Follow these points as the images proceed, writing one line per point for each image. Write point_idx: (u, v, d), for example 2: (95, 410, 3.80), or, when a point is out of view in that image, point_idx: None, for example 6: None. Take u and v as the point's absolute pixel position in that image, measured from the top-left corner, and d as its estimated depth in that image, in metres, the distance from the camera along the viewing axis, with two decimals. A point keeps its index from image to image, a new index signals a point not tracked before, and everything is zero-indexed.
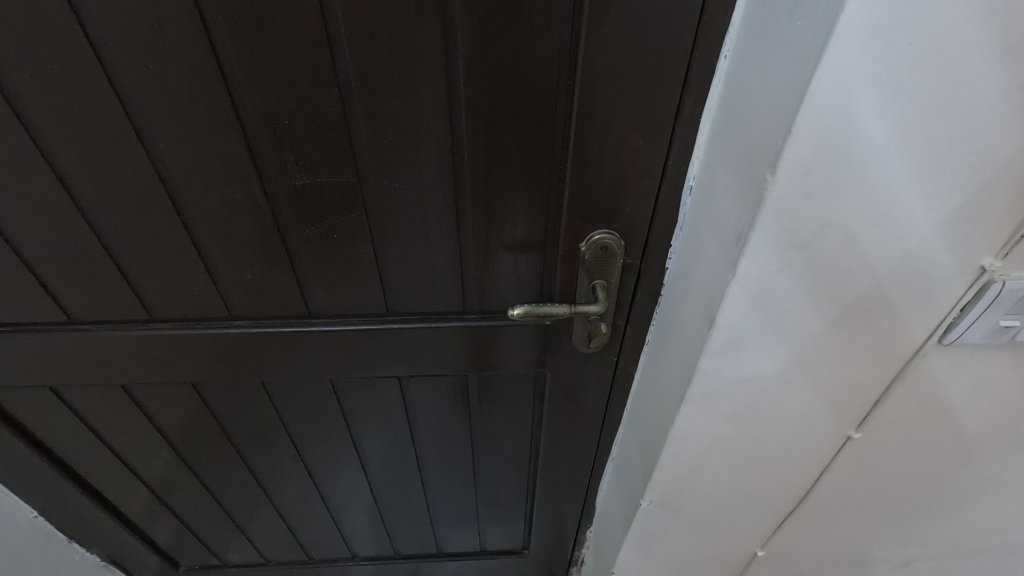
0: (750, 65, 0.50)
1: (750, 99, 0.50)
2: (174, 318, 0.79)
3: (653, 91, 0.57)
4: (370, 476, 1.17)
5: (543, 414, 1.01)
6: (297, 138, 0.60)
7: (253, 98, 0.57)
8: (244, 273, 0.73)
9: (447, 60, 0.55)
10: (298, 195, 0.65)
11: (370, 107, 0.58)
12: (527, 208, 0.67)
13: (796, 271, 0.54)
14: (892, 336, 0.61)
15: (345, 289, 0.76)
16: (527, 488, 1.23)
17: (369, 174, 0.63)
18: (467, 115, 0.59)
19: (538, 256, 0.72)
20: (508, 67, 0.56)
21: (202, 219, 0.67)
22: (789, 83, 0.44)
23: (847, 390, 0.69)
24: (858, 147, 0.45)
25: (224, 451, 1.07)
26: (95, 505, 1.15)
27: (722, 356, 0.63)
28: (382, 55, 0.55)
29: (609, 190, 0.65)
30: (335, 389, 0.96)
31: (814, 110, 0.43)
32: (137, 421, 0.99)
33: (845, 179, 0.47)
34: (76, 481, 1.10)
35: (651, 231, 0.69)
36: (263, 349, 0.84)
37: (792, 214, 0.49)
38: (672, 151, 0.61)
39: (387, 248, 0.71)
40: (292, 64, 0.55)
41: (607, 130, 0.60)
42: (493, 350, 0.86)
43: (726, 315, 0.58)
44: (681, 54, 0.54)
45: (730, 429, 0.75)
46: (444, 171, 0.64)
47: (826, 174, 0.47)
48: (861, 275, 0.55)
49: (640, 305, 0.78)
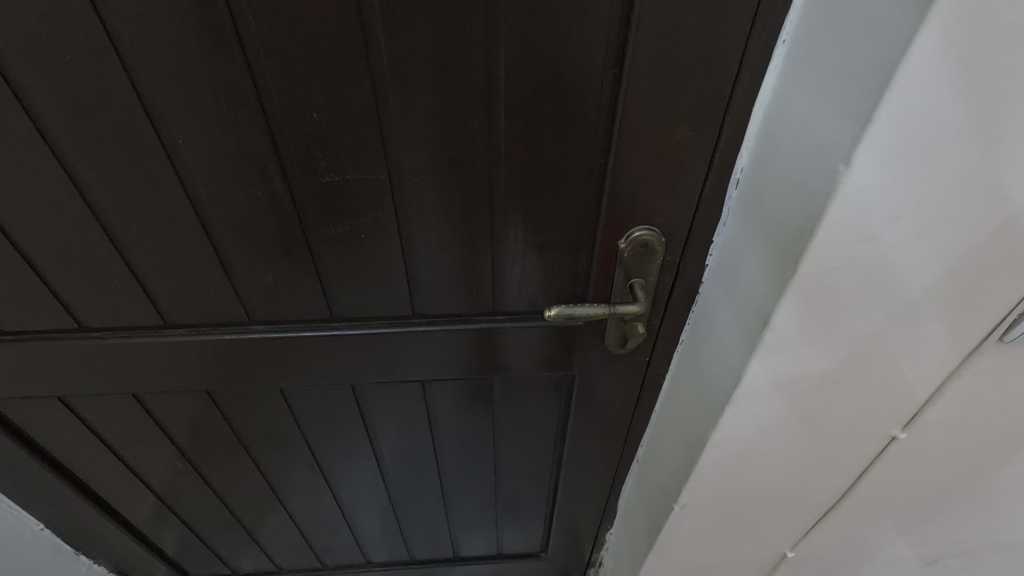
0: (814, 49, 0.47)
1: (816, 85, 0.47)
2: (189, 323, 0.75)
3: (703, 79, 0.54)
4: (388, 481, 1.14)
5: (569, 416, 0.98)
6: (324, 132, 0.57)
7: (279, 91, 0.54)
8: (264, 276, 0.70)
9: (487, 48, 0.52)
10: (325, 193, 0.62)
11: (403, 98, 0.55)
12: (564, 204, 0.64)
13: (860, 268, 0.51)
14: (949, 333, 0.59)
15: (370, 291, 0.73)
16: (547, 492, 1.21)
17: (400, 169, 0.60)
18: (506, 105, 0.56)
19: (573, 254, 0.69)
20: (551, 56, 0.53)
21: (220, 220, 0.64)
22: (868, 68, 0.41)
23: (896, 389, 0.66)
24: (942, 135, 0.42)
25: (238, 458, 1.04)
26: (103, 516, 1.12)
27: (773, 357, 0.60)
28: (418, 43, 0.51)
29: (651, 184, 0.62)
30: (355, 393, 0.93)
31: (898, 96, 0.40)
32: (148, 429, 0.95)
33: (924, 170, 0.44)
34: (83, 492, 1.06)
35: (693, 227, 0.66)
36: (282, 354, 0.80)
37: (863, 207, 0.46)
38: (719, 143, 0.58)
39: (416, 248, 0.68)
40: (323, 54, 0.52)
41: (654, 120, 0.56)
42: (521, 352, 0.83)
43: (782, 315, 0.55)
44: (736, 39, 0.51)
45: (772, 432, 0.72)
46: (479, 166, 0.60)
47: (904, 165, 0.43)
48: (928, 271, 0.52)
49: (676, 304, 0.75)
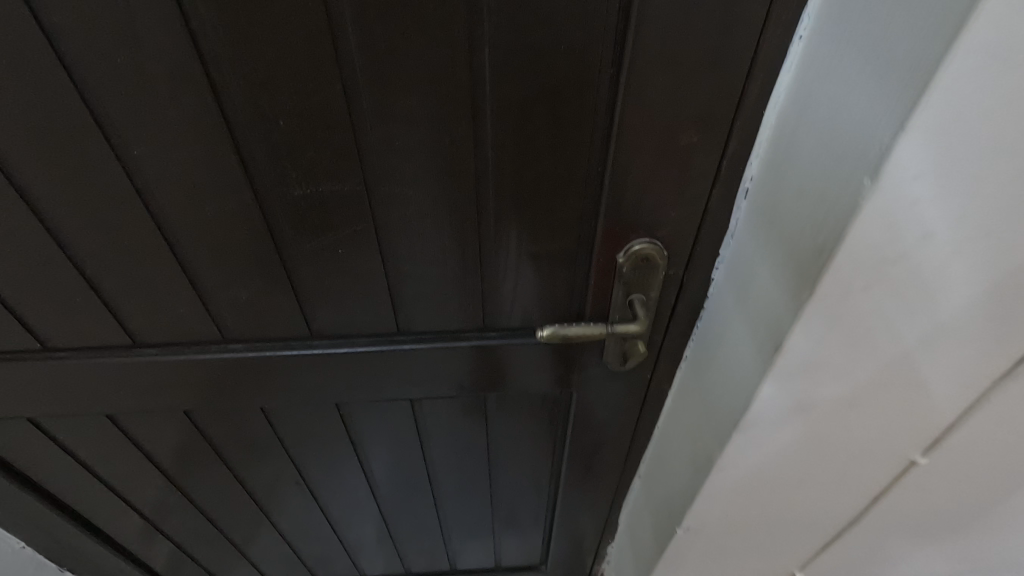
0: (837, 44, 0.42)
1: (838, 86, 0.42)
2: (160, 342, 0.70)
3: (711, 80, 0.48)
4: (380, 497, 1.10)
5: (566, 432, 0.94)
6: (292, 140, 0.52)
7: (242, 96, 0.49)
8: (238, 292, 0.65)
9: (469, 46, 0.47)
10: (297, 206, 0.57)
11: (378, 103, 0.50)
12: (558, 215, 0.59)
13: (884, 290, 0.46)
14: (980, 355, 0.54)
15: (351, 308, 0.68)
16: (545, 506, 1.16)
17: (377, 180, 0.55)
18: (492, 110, 0.51)
19: (568, 268, 0.64)
20: (541, 55, 0.47)
21: (186, 235, 0.59)
22: (901, 68, 0.35)
23: (919, 412, 0.61)
24: (989, 144, 0.36)
25: (222, 475, 1.00)
26: (85, 535, 1.08)
27: (784, 382, 0.55)
28: (393, 42, 0.46)
29: (653, 195, 0.56)
30: (341, 411, 0.88)
31: (935, 104, 0.34)
32: (126, 449, 0.91)
33: (965, 182, 0.38)
34: (63, 512, 1.02)
35: (699, 238, 0.61)
36: (261, 373, 0.76)
37: (893, 224, 0.41)
38: (728, 150, 0.53)
39: (398, 262, 0.63)
40: (288, 55, 0.47)
41: (655, 126, 0.51)
42: (516, 367, 0.78)
43: (795, 339, 0.50)
44: (748, 34, 0.46)
45: (784, 455, 0.67)
46: (464, 175, 0.55)
47: (942, 177, 0.38)
48: (957, 294, 0.47)
49: (680, 319, 0.70)
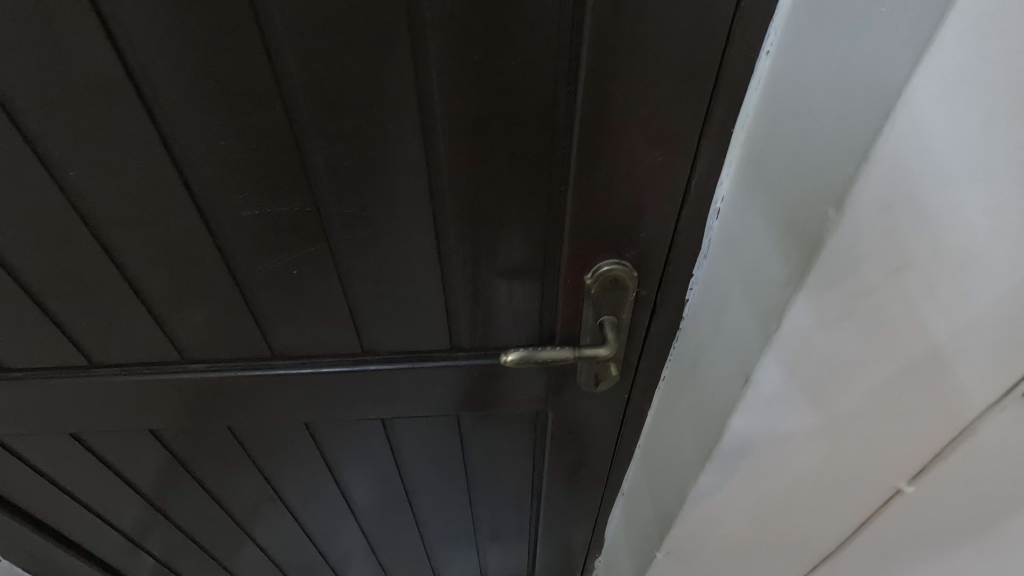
0: (803, 63, 0.38)
1: (804, 109, 0.38)
2: (119, 362, 0.68)
3: (675, 99, 0.45)
4: (359, 514, 1.07)
5: (546, 453, 0.90)
6: (235, 163, 0.49)
7: (178, 117, 0.46)
8: (193, 314, 0.63)
9: (414, 64, 0.44)
10: (247, 228, 0.54)
11: (323, 124, 0.47)
12: (521, 235, 0.56)
13: (857, 324, 0.43)
14: (964, 387, 0.51)
15: (312, 329, 0.66)
16: (529, 525, 1.13)
17: (328, 201, 0.52)
18: (444, 130, 0.48)
19: (536, 287, 0.62)
20: (489, 73, 0.44)
21: (134, 257, 0.56)
22: (866, 94, 0.32)
23: (903, 443, 0.58)
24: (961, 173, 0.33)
25: (196, 494, 0.97)
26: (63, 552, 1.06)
27: (757, 414, 0.52)
28: (332, 60, 0.43)
29: (619, 215, 0.54)
30: (310, 432, 0.85)
31: (901, 134, 0.31)
32: (95, 468, 0.89)
33: (939, 212, 0.35)
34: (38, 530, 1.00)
35: (670, 260, 0.58)
36: (225, 393, 0.74)
37: (862, 257, 0.38)
38: (696, 171, 0.50)
39: (358, 284, 0.61)
40: (222, 74, 0.44)
41: (618, 145, 0.48)
42: (488, 387, 0.76)
43: (765, 372, 0.47)
44: (711, 51, 0.43)
45: (764, 484, 0.64)
46: (420, 196, 0.53)
47: (909, 208, 0.35)
48: (935, 327, 0.44)
49: (655, 340, 0.67)
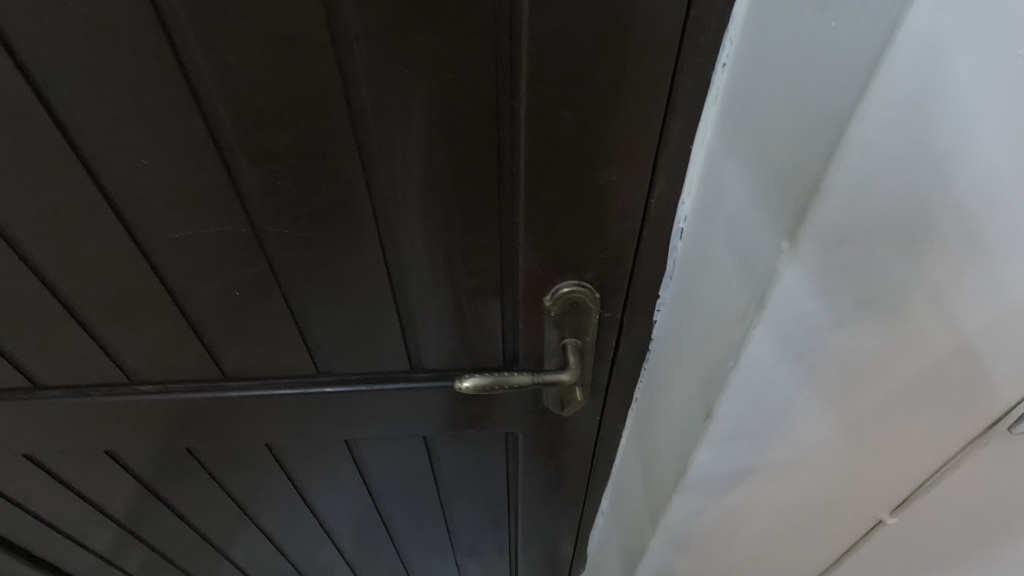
0: (755, 79, 0.35)
1: (757, 129, 0.35)
2: (65, 384, 0.65)
3: (627, 113, 0.42)
4: (332, 536, 1.04)
5: (520, 474, 0.86)
6: (161, 182, 0.46)
7: (95, 135, 0.43)
8: (136, 336, 0.60)
9: (343, 77, 0.41)
10: (181, 249, 0.51)
11: (250, 141, 0.44)
12: (474, 255, 0.53)
13: (822, 360, 0.39)
14: (941, 420, 0.48)
15: (263, 351, 0.62)
16: (509, 544, 1.09)
17: (266, 221, 0.49)
18: (382, 147, 0.45)
19: (495, 309, 0.59)
20: (424, 87, 0.41)
21: (66, 279, 0.53)
22: (816, 117, 0.29)
23: (883, 475, 0.55)
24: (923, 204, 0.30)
25: (161, 521, 0.93)
26: None
27: (722, 448, 0.49)
28: (253, 75, 0.40)
29: (576, 237, 0.50)
30: (274, 453, 0.82)
31: (853, 161, 0.28)
32: (50, 496, 0.85)
33: (902, 245, 0.32)
34: None
35: (634, 281, 0.54)
36: (178, 415, 0.71)
37: (820, 291, 0.34)
38: (655, 188, 0.47)
39: (306, 305, 0.57)
40: (135, 89, 0.41)
41: (569, 162, 0.45)
42: (454, 409, 0.72)
43: (727, 407, 0.44)
44: (662, 63, 0.39)
45: (738, 517, 0.61)
46: (362, 217, 0.49)
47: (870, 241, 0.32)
48: (908, 361, 0.40)
49: (623, 362, 0.64)
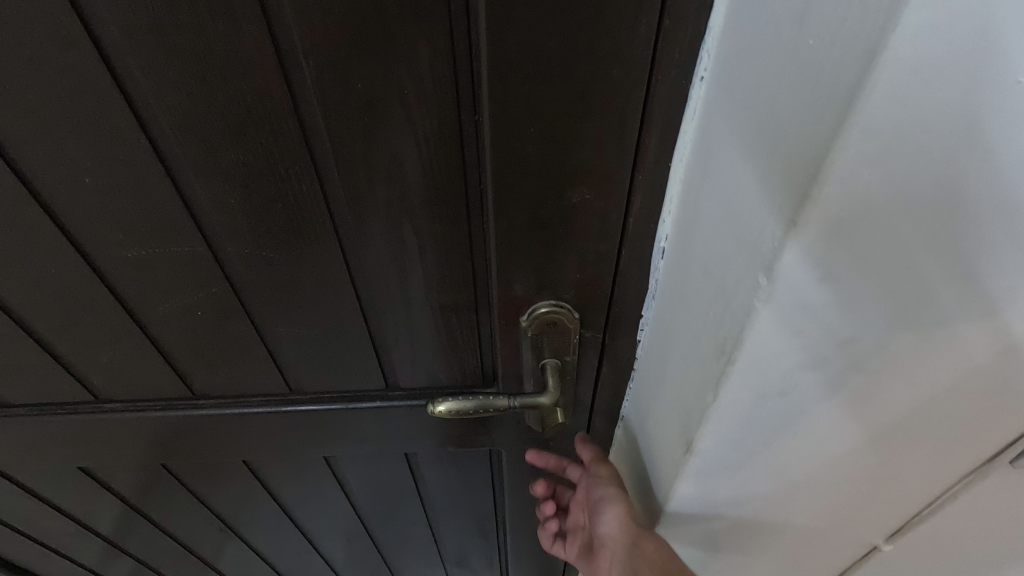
0: (731, 97, 0.32)
1: (734, 150, 0.32)
2: (30, 402, 0.63)
3: (598, 130, 0.39)
4: (318, 550, 1.02)
5: (506, 490, 0.84)
6: (109, 201, 0.44)
7: (33, 153, 0.41)
8: (98, 355, 0.57)
9: (292, 92, 0.38)
10: (137, 268, 0.49)
11: (199, 159, 0.41)
12: (445, 273, 0.50)
13: (808, 395, 0.37)
14: (938, 453, 0.45)
15: (231, 370, 0.60)
16: (499, 556, 1.07)
17: (222, 240, 0.47)
18: (340, 165, 0.42)
19: (470, 327, 0.56)
20: (381, 103, 0.38)
21: (19, 298, 0.51)
22: (793, 145, 0.26)
23: (874, 504, 0.52)
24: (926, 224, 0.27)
25: (141, 535, 0.91)
26: None
27: (706, 481, 0.46)
28: (196, 90, 0.37)
29: (550, 257, 0.47)
30: (252, 469, 0.79)
31: (834, 195, 0.25)
32: (27, 510, 0.83)
33: (902, 269, 0.29)
34: None
35: (614, 301, 0.51)
36: (149, 434, 0.68)
37: (801, 328, 0.32)
38: (632, 207, 0.44)
39: (273, 324, 0.55)
40: (71, 106, 0.38)
41: (538, 181, 0.42)
42: (434, 427, 0.70)
43: (708, 442, 0.41)
44: (634, 77, 0.36)
45: (723, 547, 0.57)
46: (323, 235, 0.47)
47: (860, 267, 0.29)
48: (900, 396, 0.37)
49: (606, 382, 0.61)
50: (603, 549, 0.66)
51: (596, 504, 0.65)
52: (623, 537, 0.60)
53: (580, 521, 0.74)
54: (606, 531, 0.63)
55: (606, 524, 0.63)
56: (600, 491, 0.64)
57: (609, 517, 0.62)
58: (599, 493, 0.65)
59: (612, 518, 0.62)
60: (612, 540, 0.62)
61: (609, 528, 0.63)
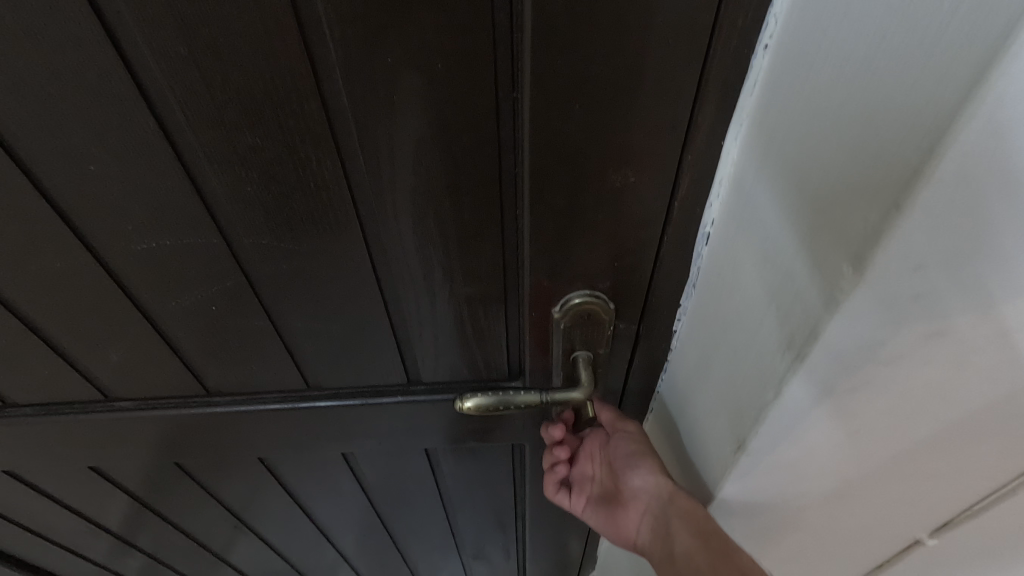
0: (806, 66, 0.29)
1: (807, 126, 0.29)
2: (36, 402, 0.61)
3: (647, 106, 0.36)
4: (334, 543, 1.00)
5: (526, 483, 0.82)
6: (116, 191, 0.41)
7: (34, 140, 0.38)
8: (107, 354, 0.55)
9: (315, 69, 0.35)
10: (148, 262, 0.46)
11: (216, 145, 0.38)
12: (473, 262, 0.47)
13: (878, 396, 0.34)
14: (1007, 453, 0.41)
15: (245, 366, 0.57)
16: (517, 547, 1.05)
17: (239, 231, 0.44)
18: (366, 148, 0.39)
19: (498, 318, 0.53)
20: (413, 79, 0.35)
21: (23, 296, 0.49)
22: (899, 117, 0.24)
23: (925, 505, 0.49)
24: None
25: (155, 531, 0.89)
26: None
27: (756, 476, 0.44)
28: (210, 68, 0.34)
29: (586, 245, 0.44)
30: (268, 465, 0.77)
31: (947, 174, 0.23)
32: (38, 508, 0.81)
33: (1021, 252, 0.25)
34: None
35: (652, 291, 0.49)
36: (160, 432, 0.66)
37: (883, 325, 0.29)
38: (678, 189, 0.41)
39: (291, 318, 0.52)
40: (73, 87, 0.35)
41: (579, 164, 0.39)
42: (455, 423, 0.67)
43: (767, 437, 0.39)
44: (690, 47, 0.33)
45: (761, 545, 0.55)
46: (347, 227, 0.44)
47: (968, 246, 0.25)
48: (980, 395, 0.34)
49: (638, 374, 0.58)
50: (629, 505, 0.61)
51: (627, 458, 0.61)
52: (660, 492, 0.58)
53: (592, 473, 0.66)
54: (639, 486, 0.60)
55: (639, 479, 0.60)
56: (633, 446, 0.60)
57: (645, 472, 0.59)
58: (629, 448, 0.60)
59: (647, 471, 0.59)
60: (647, 494, 0.59)
61: (644, 482, 0.59)
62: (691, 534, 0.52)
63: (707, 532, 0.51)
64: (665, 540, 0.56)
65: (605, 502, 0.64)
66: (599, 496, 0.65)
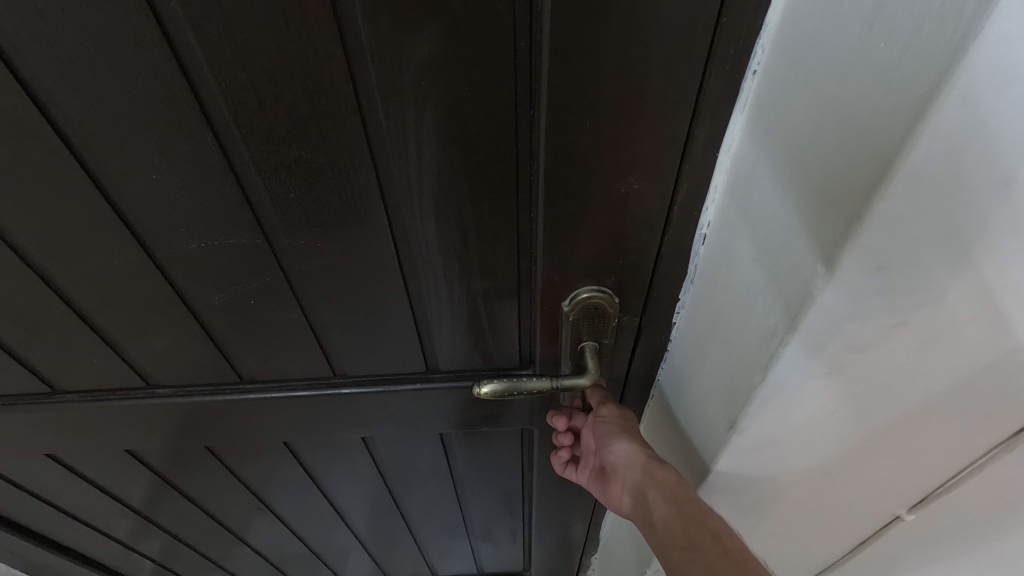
0: (789, 92, 0.34)
1: (791, 144, 0.34)
2: (82, 389, 0.66)
3: (649, 123, 0.40)
4: (350, 524, 1.05)
5: (534, 466, 0.87)
6: (173, 197, 0.45)
7: (104, 152, 0.42)
8: (150, 344, 0.60)
9: (355, 90, 0.39)
10: (195, 260, 0.51)
11: (264, 155, 0.43)
12: (490, 259, 0.52)
13: (850, 379, 0.38)
14: (970, 431, 0.45)
15: (277, 356, 0.62)
16: (523, 528, 1.10)
17: (279, 231, 0.48)
18: (397, 158, 0.43)
19: (511, 311, 0.58)
20: (442, 98, 0.40)
21: (80, 291, 0.53)
22: (862, 142, 0.28)
23: (900, 482, 0.54)
24: (991, 204, 0.27)
25: (182, 511, 0.94)
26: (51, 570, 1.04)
27: (746, 452, 0.49)
28: (263, 89, 0.39)
29: (594, 245, 0.49)
30: (291, 448, 0.83)
31: (899, 190, 0.27)
32: (73, 488, 0.86)
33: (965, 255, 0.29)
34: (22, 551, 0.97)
35: (654, 286, 0.53)
36: (194, 417, 0.71)
37: (853, 314, 0.33)
38: (677, 195, 0.45)
39: (320, 310, 0.57)
40: (143, 106, 0.39)
41: (588, 172, 0.43)
42: (469, 408, 0.72)
43: (755, 417, 0.44)
44: (688, 72, 0.38)
45: (751, 518, 0.60)
46: (377, 228, 0.49)
47: (920, 251, 0.30)
48: (941, 378, 0.38)
49: (640, 363, 0.63)
50: (613, 480, 0.65)
51: (603, 438, 0.64)
52: (636, 465, 0.61)
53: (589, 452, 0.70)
54: (615, 462, 0.63)
55: (616, 454, 0.62)
56: (609, 426, 0.64)
57: (620, 449, 0.62)
58: (607, 430, 0.64)
59: (622, 447, 0.62)
60: (624, 469, 0.62)
61: (620, 458, 0.62)
62: (667, 502, 0.55)
63: (682, 499, 0.54)
64: (642, 510, 0.59)
65: (598, 478, 0.68)
66: (595, 472, 0.69)
